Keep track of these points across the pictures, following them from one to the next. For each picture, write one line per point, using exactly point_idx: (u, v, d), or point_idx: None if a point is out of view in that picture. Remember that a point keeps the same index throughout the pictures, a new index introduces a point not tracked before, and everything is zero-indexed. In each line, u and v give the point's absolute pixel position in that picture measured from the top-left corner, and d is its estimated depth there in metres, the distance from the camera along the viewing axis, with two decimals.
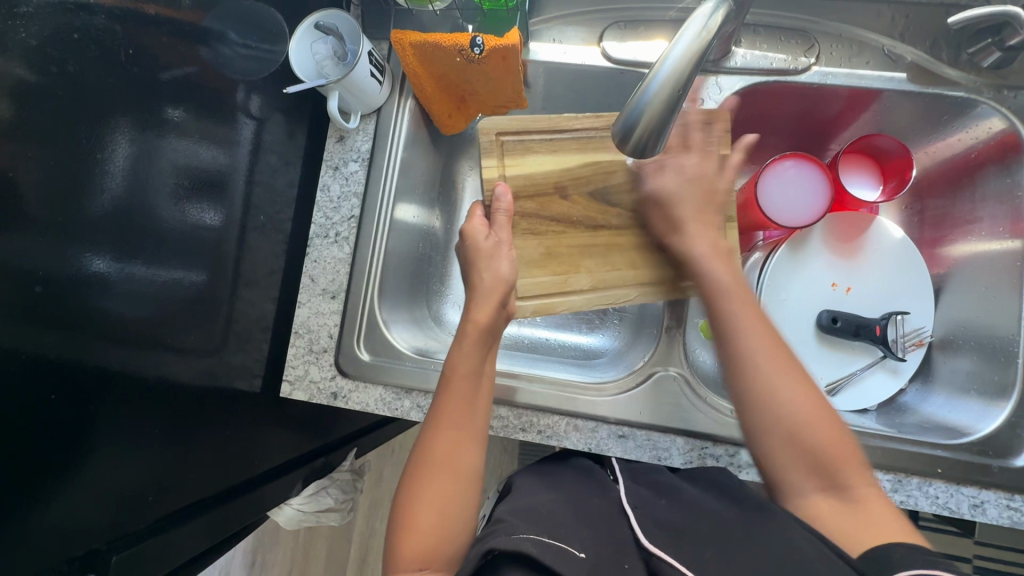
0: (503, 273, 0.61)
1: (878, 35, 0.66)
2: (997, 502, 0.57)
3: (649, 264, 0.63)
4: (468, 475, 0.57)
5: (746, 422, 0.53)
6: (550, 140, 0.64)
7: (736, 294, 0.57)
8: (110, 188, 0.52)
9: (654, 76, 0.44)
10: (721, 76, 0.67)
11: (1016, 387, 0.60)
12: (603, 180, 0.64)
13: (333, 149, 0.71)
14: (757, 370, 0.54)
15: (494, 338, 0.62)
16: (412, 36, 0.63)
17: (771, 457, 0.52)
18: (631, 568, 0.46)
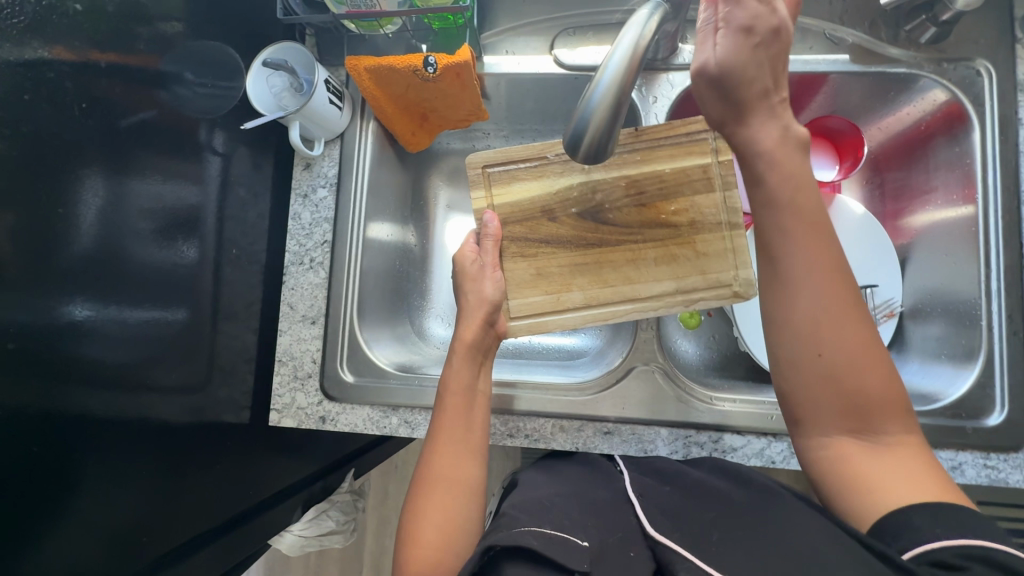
0: (488, 294, 0.63)
1: (819, 20, 0.68)
2: (974, 462, 0.58)
3: (647, 276, 0.63)
4: (468, 487, 0.57)
5: (785, 349, 0.47)
6: (534, 167, 0.65)
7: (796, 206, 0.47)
8: (83, 237, 0.53)
9: (598, 83, 0.45)
10: (672, 72, 0.69)
11: (982, 349, 0.61)
12: (595, 200, 0.64)
13: (301, 177, 0.72)
14: (815, 301, 0.46)
15: (489, 351, 0.64)
16: (365, 61, 0.64)
17: (812, 392, 0.46)
18: (637, 556, 0.47)
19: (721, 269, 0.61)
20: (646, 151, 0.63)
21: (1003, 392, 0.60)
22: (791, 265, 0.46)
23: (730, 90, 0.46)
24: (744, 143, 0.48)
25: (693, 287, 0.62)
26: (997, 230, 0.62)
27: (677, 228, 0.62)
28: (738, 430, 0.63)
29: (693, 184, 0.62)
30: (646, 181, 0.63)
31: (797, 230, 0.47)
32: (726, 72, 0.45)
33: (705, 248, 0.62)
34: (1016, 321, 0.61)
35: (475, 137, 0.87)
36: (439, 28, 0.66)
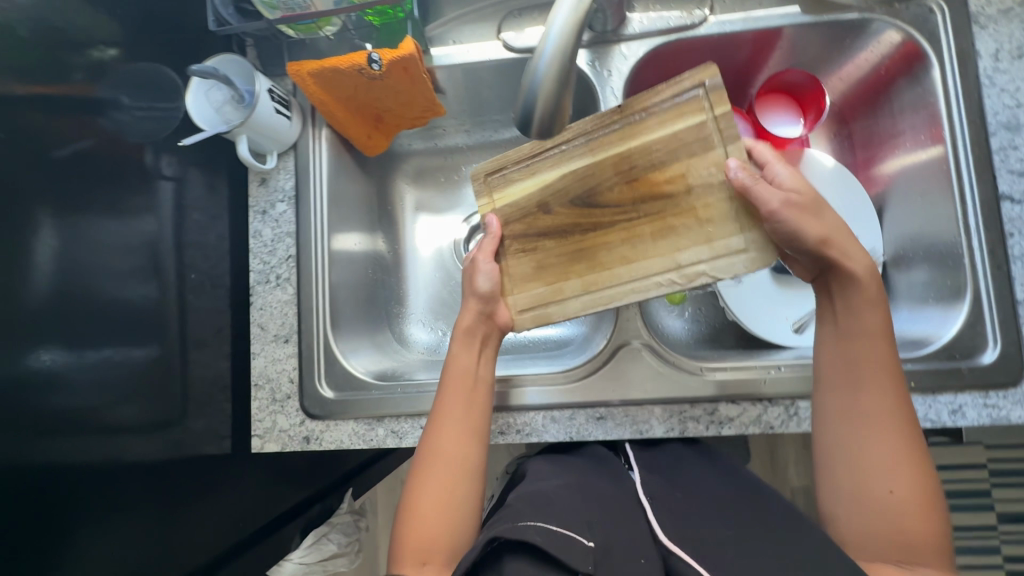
0: (480, 286, 0.60)
1: None
2: (975, 403, 0.57)
3: (647, 254, 0.57)
4: (469, 467, 0.56)
5: (840, 449, 0.51)
6: (528, 166, 0.61)
7: (874, 337, 0.52)
8: (40, 279, 0.52)
9: (541, 53, 0.44)
10: (624, 44, 0.67)
11: (968, 287, 0.60)
12: (586, 184, 0.59)
13: (258, 194, 0.70)
14: (873, 415, 0.51)
15: (491, 342, 0.62)
16: (308, 65, 0.63)
17: (861, 518, 0.49)
18: (648, 563, 0.45)
19: (728, 233, 0.54)
20: (634, 124, 0.57)
21: (994, 327, 0.58)
22: (853, 394, 0.52)
23: (819, 211, 0.53)
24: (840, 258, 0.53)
25: (699, 258, 0.55)
26: (968, 164, 0.61)
27: (673, 198, 0.56)
28: (732, 399, 0.61)
29: (690, 148, 0.56)
30: (636, 153, 0.57)
31: (868, 355, 0.52)
32: (811, 194, 0.53)
33: (708, 214, 0.55)
34: (998, 255, 0.59)
35: (437, 135, 0.85)
36: (380, 23, 0.65)
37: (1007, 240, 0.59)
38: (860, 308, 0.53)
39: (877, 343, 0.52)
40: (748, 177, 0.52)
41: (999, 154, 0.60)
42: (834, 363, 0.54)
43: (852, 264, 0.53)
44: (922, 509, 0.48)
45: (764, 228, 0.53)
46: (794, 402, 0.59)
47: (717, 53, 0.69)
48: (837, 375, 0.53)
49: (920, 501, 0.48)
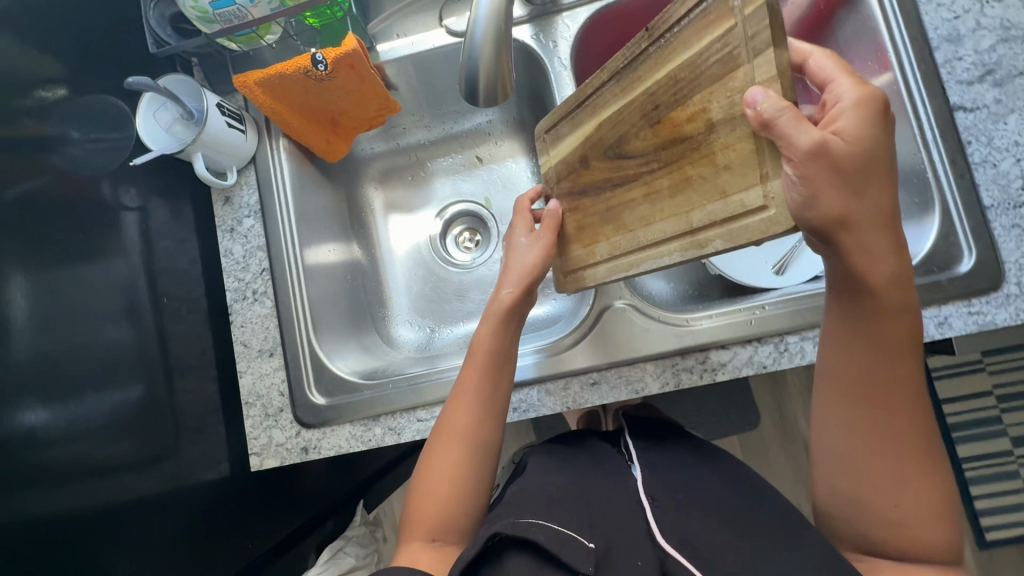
0: (530, 260, 0.62)
1: None
2: (960, 313, 0.58)
3: (663, 212, 0.50)
4: (486, 448, 0.57)
5: (829, 437, 0.51)
6: (572, 118, 0.59)
7: (882, 351, 0.47)
8: (19, 338, 0.52)
9: (475, 19, 0.44)
10: (565, 13, 0.68)
11: (936, 200, 0.60)
12: (616, 132, 0.54)
13: (223, 212, 0.69)
14: (867, 410, 0.49)
15: (528, 306, 0.62)
16: (253, 74, 0.63)
17: (857, 513, 0.50)
18: (644, 565, 0.48)
19: (744, 186, 0.43)
20: (662, 51, 0.47)
21: (967, 236, 0.59)
22: (851, 389, 0.49)
23: (861, 184, 0.40)
24: (854, 253, 0.42)
25: (713, 220, 0.46)
26: (918, 82, 0.62)
27: (693, 141, 0.46)
28: (722, 345, 0.60)
29: (715, 74, 0.43)
30: (663, 88, 0.48)
31: (873, 358, 0.48)
32: (859, 154, 0.40)
33: (727, 159, 0.44)
34: (959, 165, 0.60)
35: (398, 133, 0.85)
36: (319, 24, 0.65)
37: (967, 148, 0.60)
38: (880, 318, 0.46)
39: (889, 354, 0.47)
40: (774, 106, 0.38)
41: (945, 68, 0.61)
42: (839, 369, 0.50)
43: (869, 271, 0.43)
44: (930, 521, 0.47)
45: (787, 175, 0.39)
46: (783, 338, 0.59)
47: None
48: (846, 388, 0.49)
49: (926, 513, 0.47)
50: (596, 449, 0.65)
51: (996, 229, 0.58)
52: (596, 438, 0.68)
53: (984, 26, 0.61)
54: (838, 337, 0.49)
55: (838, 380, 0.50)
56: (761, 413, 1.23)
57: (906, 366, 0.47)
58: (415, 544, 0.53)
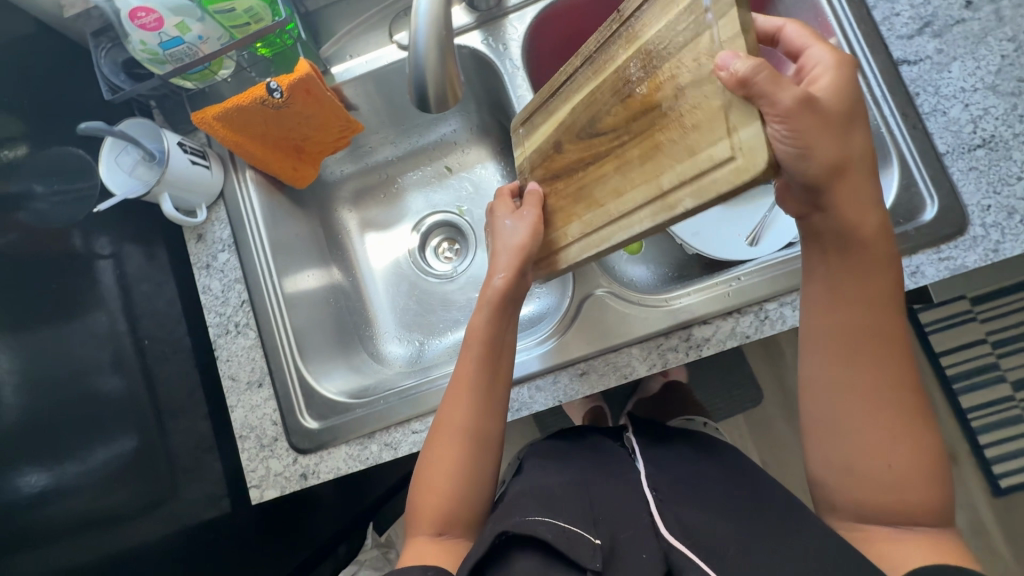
0: (518, 241, 0.61)
1: None
2: (930, 261, 0.59)
3: (632, 182, 0.50)
4: (487, 441, 0.58)
5: (815, 396, 0.52)
6: (545, 108, 0.60)
7: (875, 303, 0.49)
8: (9, 406, 0.54)
9: (416, 28, 0.45)
10: (511, 15, 0.69)
11: (892, 153, 0.62)
12: (587, 113, 0.54)
13: (197, 249, 0.69)
14: (853, 373, 0.49)
15: (521, 287, 0.62)
16: (211, 110, 0.63)
17: (853, 485, 0.49)
18: (649, 556, 0.49)
19: (711, 141, 0.42)
20: (636, 26, 0.47)
21: (927, 185, 0.60)
22: (832, 352, 0.51)
23: (848, 133, 0.43)
24: (847, 205, 0.45)
25: (682, 180, 0.45)
26: (860, 41, 0.63)
27: (663, 109, 0.46)
28: (704, 320, 0.61)
29: (680, 40, 0.43)
30: (631, 63, 0.48)
31: (853, 308, 0.50)
32: (840, 108, 0.43)
33: (695, 119, 0.44)
34: (911, 117, 0.61)
35: (366, 153, 0.86)
36: (270, 54, 0.66)
37: (916, 99, 0.61)
38: (867, 270, 0.49)
39: (876, 307, 0.49)
40: (748, 65, 0.37)
41: (885, 25, 0.63)
42: (821, 325, 0.51)
43: (859, 224, 0.46)
44: (922, 484, 0.47)
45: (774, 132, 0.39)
46: (763, 305, 0.60)
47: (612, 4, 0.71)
48: (831, 342, 0.51)
49: (918, 474, 0.47)
50: (596, 443, 0.67)
51: (954, 173, 0.59)
52: (598, 434, 0.69)
53: None
54: (823, 298, 0.51)
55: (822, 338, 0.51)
56: (761, 388, 1.23)
57: (890, 322, 0.49)
58: (420, 539, 0.55)
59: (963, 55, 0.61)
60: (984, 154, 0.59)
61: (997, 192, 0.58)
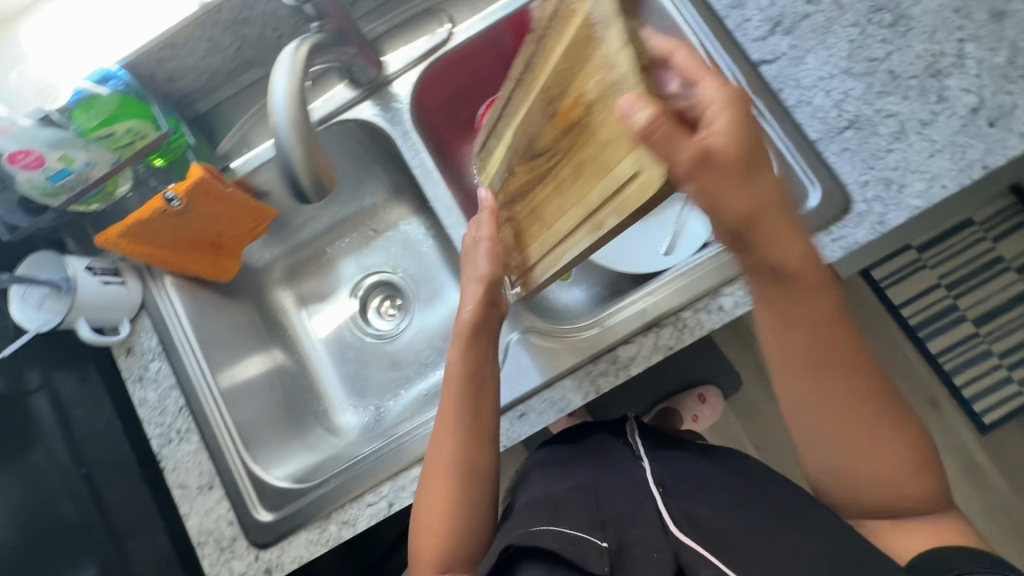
0: (483, 267, 0.63)
1: None
2: (824, 244, 0.62)
3: (570, 200, 0.52)
4: (483, 472, 0.59)
5: (790, 414, 0.51)
6: (495, 132, 0.62)
7: (830, 328, 0.47)
8: None
9: (276, 130, 0.47)
10: (394, 84, 0.71)
11: (770, 150, 0.65)
12: (526, 132, 0.56)
13: (128, 363, 0.70)
14: (827, 394, 0.48)
15: (494, 315, 0.64)
16: (112, 230, 0.64)
17: (849, 488, 0.50)
18: (660, 555, 0.49)
19: (619, 159, 0.45)
20: (549, 43, 0.48)
21: (807, 172, 0.63)
22: (801, 377, 0.49)
23: (750, 175, 0.40)
24: (774, 244, 0.42)
25: (604, 199, 0.48)
26: (718, 49, 0.66)
27: (580, 127, 0.48)
28: (627, 339, 0.62)
29: (582, 56, 0.45)
30: (553, 84, 0.49)
31: (812, 334, 0.47)
32: (740, 153, 0.39)
33: (606, 135, 0.46)
34: (779, 112, 0.64)
35: (292, 229, 0.87)
36: (164, 162, 0.68)
37: (780, 95, 0.65)
38: (800, 298, 0.45)
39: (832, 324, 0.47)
40: (646, 117, 0.36)
41: (739, 31, 0.66)
42: (782, 349, 0.49)
43: (782, 257, 0.43)
44: (914, 474, 0.49)
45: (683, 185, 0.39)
46: (680, 315, 0.62)
47: (491, 51, 0.73)
48: (791, 365, 0.49)
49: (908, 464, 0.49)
50: (594, 446, 0.69)
51: (829, 157, 0.63)
52: (602, 434, 0.72)
53: None
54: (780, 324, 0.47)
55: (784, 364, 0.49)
56: (739, 375, 1.25)
57: (852, 338, 0.48)
58: None
59: (815, 46, 0.64)
60: (852, 135, 0.62)
61: (872, 167, 0.62)
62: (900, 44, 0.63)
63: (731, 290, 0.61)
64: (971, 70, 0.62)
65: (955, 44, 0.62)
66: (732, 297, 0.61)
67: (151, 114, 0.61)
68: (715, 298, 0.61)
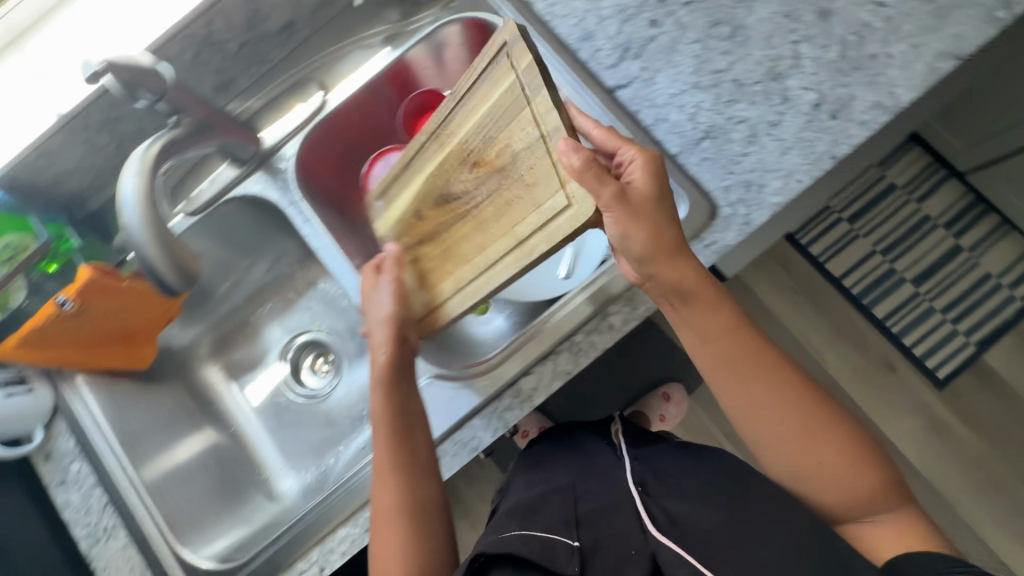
0: (386, 309, 0.65)
1: (376, 29, 0.75)
2: (700, 250, 0.65)
3: (497, 235, 0.57)
4: (429, 505, 0.60)
5: (741, 423, 0.61)
6: (399, 177, 0.67)
7: (734, 338, 0.60)
8: None
9: (128, 230, 0.49)
10: (285, 147, 0.74)
11: None
12: (440, 180, 0.61)
13: (48, 469, 0.71)
14: (774, 407, 0.59)
15: (408, 354, 0.65)
16: (10, 340, 0.65)
17: (817, 491, 0.59)
18: (637, 551, 0.57)
19: (551, 194, 0.51)
20: (465, 105, 0.56)
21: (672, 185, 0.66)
22: (745, 390, 0.59)
23: (654, 214, 0.55)
24: (665, 267, 0.56)
25: (532, 229, 0.53)
26: (576, 82, 0.69)
27: (505, 172, 0.55)
28: (526, 371, 0.64)
29: (511, 112, 0.51)
30: (470, 137, 0.57)
31: (740, 363, 0.60)
32: (649, 199, 0.55)
33: (534, 177, 0.52)
34: (639, 133, 0.68)
35: (212, 302, 0.88)
36: (59, 267, 0.71)
37: (638, 116, 0.69)
38: (698, 304, 0.58)
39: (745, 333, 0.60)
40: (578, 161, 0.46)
41: (592, 62, 0.70)
42: (713, 356, 0.60)
43: (676, 278, 0.56)
44: (869, 476, 0.58)
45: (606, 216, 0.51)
46: (574, 338, 0.64)
47: (369, 110, 0.76)
48: (725, 371, 0.60)
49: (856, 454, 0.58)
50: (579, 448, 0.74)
51: (692, 168, 0.66)
52: (584, 432, 0.78)
53: (607, 16, 0.70)
54: (712, 328, 0.59)
55: (733, 379, 0.60)
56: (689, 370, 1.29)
57: (764, 346, 0.60)
58: None
59: (663, 66, 0.68)
60: (709, 144, 0.66)
61: (732, 172, 0.65)
62: (741, 53, 0.67)
63: (616, 308, 0.64)
64: (808, 68, 0.65)
65: (790, 46, 0.66)
66: (620, 314, 0.64)
67: (28, 225, 0.67)
68: (604, 318, 0.64)
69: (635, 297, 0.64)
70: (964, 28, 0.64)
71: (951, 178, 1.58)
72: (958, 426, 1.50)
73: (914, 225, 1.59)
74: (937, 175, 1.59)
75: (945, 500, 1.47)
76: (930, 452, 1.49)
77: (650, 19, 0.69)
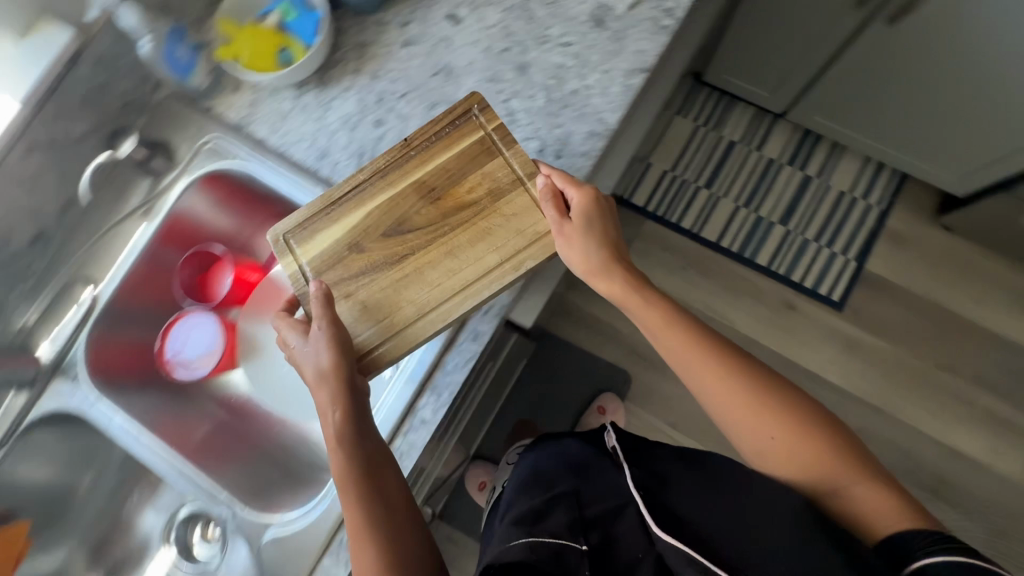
0: (326, 361, 0.58)
1: (127, 210, 0.77)
2: (484, 317, 0.67)
3: (470, 260, 0.62)
4: (420, 548, 0.57)
5: (712, 406, 0.65)
6: (329, 213, 0.65)
7: (699, 331, 0.66)
8: None
9: None
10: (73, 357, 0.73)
11: None
12: (392, 215, 0.64)
13: None
14: (754, 387, 0.63)
15: (361, 402, 0.59)
16: None
17: (790, 469, 0.61)
18: (644, 553, 0.58)
19: (534, 221, 0.63)
20: (424, 153, 0.65)
21: None
22: (718, 367, 0.64)
23: (600, 225, 0.64)
24: (601, 274, 0.66)
25: (519, 250, 0.62)
26: None
27: (478, 205, 0.63)
28: None
29: (482, 159, 0.64)
30: (434, 176, 0.65)
31: (703, 356, 0.65)
32: (607, 216, 0.65)
33: (511, 210, 0.63)
34: None
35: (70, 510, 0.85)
36: None
37: None
38: (648, 306, 0.66)
39: (699, 332, 0.66)
40: (549, 189, 0.62)
41: (334, 175, 0.72)
42: (679, 342, 0.66)
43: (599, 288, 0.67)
44: (840, 458, 0.60)
45: (565, 229, 0.62)
46: (392, 445, 0.65)
47: (146, 286, 0.77)
48: (696, 351, 0.65)
49: (823, 436, 0.61)
50: (576, 455, 0.70)
51: None
52: (573, 436, 0.73)
53: (335, 129, 0.72)
54: (654, 321, 0.67)
55: (703, 355, 0.65)
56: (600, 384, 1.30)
57: (731, 347, 0.66)
58: None
59: None
60: None
61: None
62: None
63: (425, 401, 0.65)
64: (524, 121, 0.70)
65: (503, 106, 0.70)
66: (428, 406, 0.65)
67: None
68: (415, 415, 0.65)
69: (438, 386, 0.65)
70: (643, 44, 0.70)
71: (779, 120, 1.69)
72: (869, 339, 1.57)
73: (763, 170, 1.68)
74: (766, 121, 1.70)
75: (881, 412, 1.52)
76: (852, 372, 1.55)
77: (374, 121, 0.72)
